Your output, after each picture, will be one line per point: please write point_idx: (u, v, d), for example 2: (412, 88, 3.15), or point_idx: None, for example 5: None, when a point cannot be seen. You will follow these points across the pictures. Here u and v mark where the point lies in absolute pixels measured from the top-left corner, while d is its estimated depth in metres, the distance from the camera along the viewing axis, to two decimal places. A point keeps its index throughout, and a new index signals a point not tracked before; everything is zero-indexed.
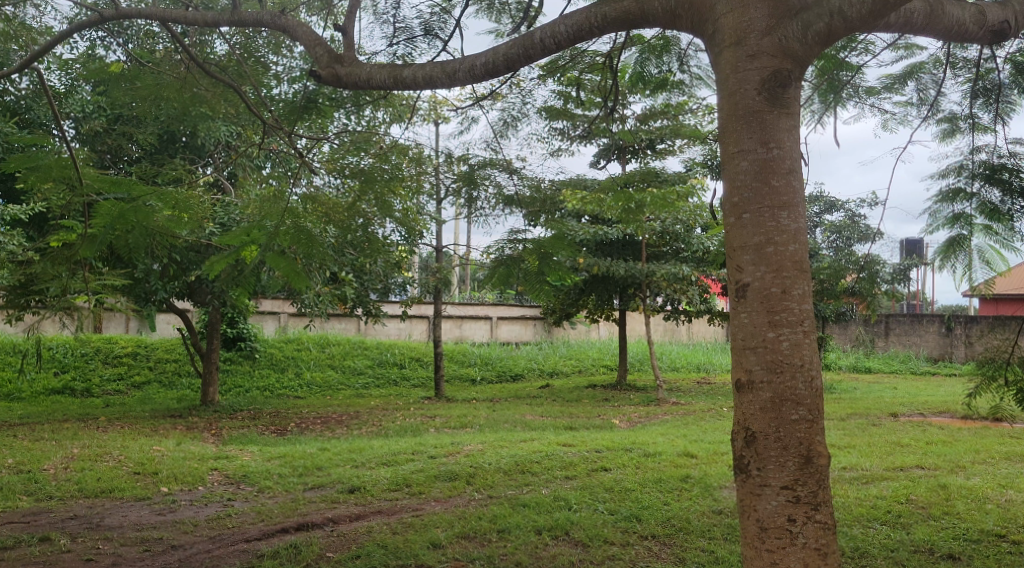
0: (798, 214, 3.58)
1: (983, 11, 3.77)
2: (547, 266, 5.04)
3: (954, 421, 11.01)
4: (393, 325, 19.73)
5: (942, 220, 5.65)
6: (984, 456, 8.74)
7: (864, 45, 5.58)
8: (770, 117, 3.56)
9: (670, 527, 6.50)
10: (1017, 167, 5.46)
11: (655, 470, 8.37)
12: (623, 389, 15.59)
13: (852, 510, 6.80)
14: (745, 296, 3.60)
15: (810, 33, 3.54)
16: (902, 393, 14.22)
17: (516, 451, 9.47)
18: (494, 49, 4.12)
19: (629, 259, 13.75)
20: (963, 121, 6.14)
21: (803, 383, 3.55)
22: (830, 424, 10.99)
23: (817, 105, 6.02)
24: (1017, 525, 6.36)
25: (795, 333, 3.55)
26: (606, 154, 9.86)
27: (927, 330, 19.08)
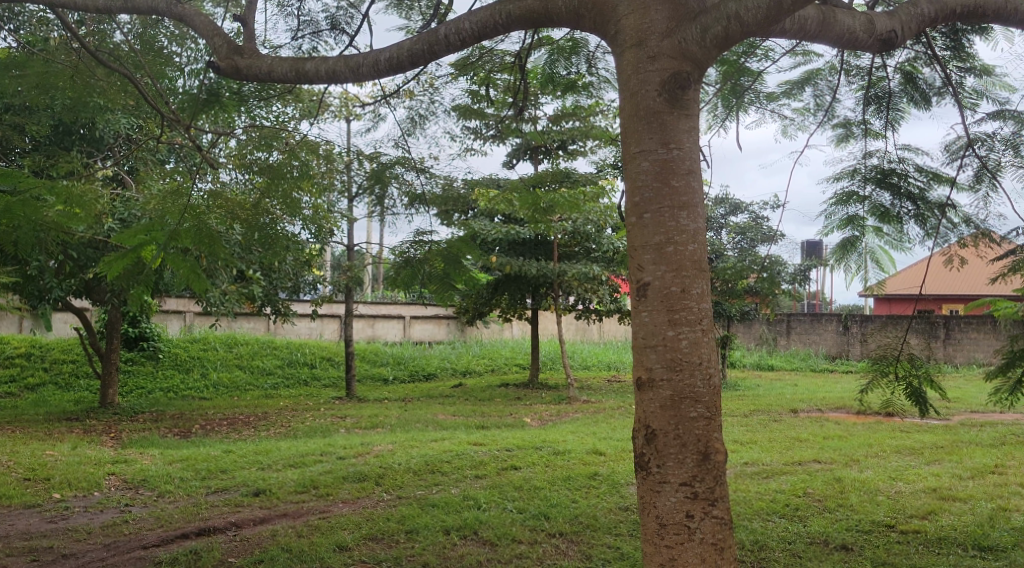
0: (696, 215, 3.65)
1: (872, 20, 3.89)
2: (454, 270, 5.08)
3: (849, 416, 11.44)
4: (304, 325, 19.39)
5: (837, 221, 5.86)
6: (876, 449, 9.10)
7: (763, 51, 5.73)
8: (670, 118, 3.62)
9: (578, 525, 6.56)
10: (907, 171, 5.67)
11: (564, 468, 8.44)
12: (536, 387, 15.70)
13: (752, 504, 6.99)
14: (646, 295, 3.65)
15: (708, 36, 3.56)
16: (801, 389, 14.71)
17: (426, 451, 9.41)
18: (398, 45, 4.10)
19: (541, 259, 13.85)
20: (857, 126, 6.39)
21: (701, 381, 3.62)
22: (734, 420, 11.28)
23: (720, 110, 6.19)
24: (905, 516, 6.65)
25: (693, 332, 3.62)
26: (517, 154, 9.90)
27: (826, 329, 19.81)
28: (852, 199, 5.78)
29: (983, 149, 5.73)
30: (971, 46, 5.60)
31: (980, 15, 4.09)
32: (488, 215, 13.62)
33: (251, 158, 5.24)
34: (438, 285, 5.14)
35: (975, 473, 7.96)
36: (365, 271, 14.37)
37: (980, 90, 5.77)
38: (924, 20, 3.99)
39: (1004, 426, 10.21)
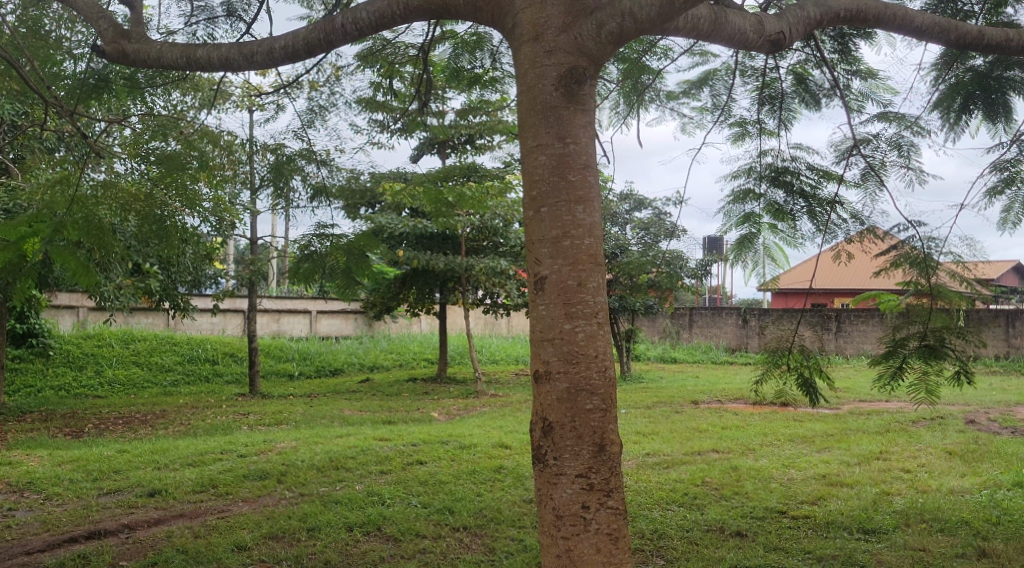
0: (593, 209, 3.69)
1: (762, 21, 4.01)
2: (357, 263, 4.99)
3: (747, 406, 11.81)
4: (205, 319, 18.86)
5: (734, 219, 6.05)
6: (770, 438, 9.42)
7: (662, 51, 5.85)
8: (567, 113, 3.65)
9: (482, 518, 6.57)
10: (799, 169, 5.87)
11: (470, 462, 8.45)
12: (444, 382, 15.66)
13: (653, 494, 7.13)
14: (543, 289, 3.68)
15: (603, 32, 3.63)
16: (702, 381, 15.11)
17: (330, 447, 9.28)
18: (293, 33, 4.04)
19: (448, 253, 13.79)
20: (752, 125, 6.58)
21: (597, 373, 3.67)
22: (637, 412, 11.49)
23: (622, 107, 6.29)
24: (796, 502, 6.90)
25: (589, 325, 3.66)
26: (423, 148, 9.84)
27: (727, 322, 20.38)
28: (748, 197, 5.96)
29: (869, 149, 5.98)
30: (857, 50, 5.84)
31: (863, 19, 4.25)
32: (396, 209, 13.51)
33: (148, 148, 5.08)
34: (342, 280, 5.05)
35: (862, 460, 8.32)
36: (269, 265, 14.04)
37: (866, 93, 6.03)
38: (810, 22, 4.14)
39: (889, 414, 10.71)
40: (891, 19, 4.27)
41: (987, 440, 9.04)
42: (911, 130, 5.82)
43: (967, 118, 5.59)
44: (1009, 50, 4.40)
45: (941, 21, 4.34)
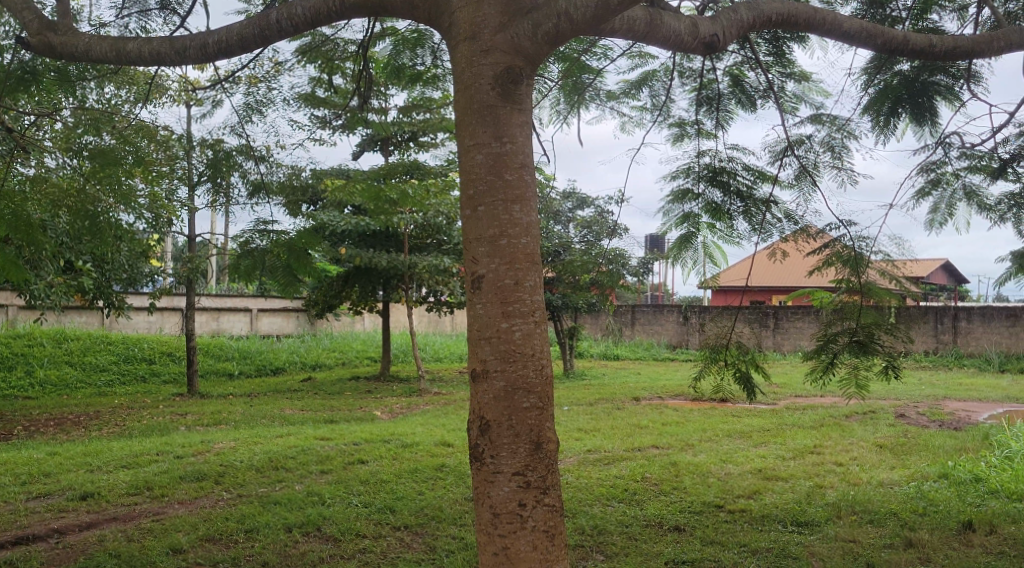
0: (530, 208, 3.71)
1: (696, 24, 4.08)
2: (298, 261, 4.96)
3: (686, 402, 11.98)
4: (141, 318, 18.45)
5: (674, 218, 6.11)
6: (709, 434, 9.58)
7: (601, 50, 5.89)
8: (503, 112, 3.66)
9: (423, 517, 6.55)
10: (735, 170, 5.96)
11: (412, 460, 8.42)
12: (386, 380, 15.58)
13: (593, 490, 7.19)
14: (480, 288, 3.69)
15: (539, 32, 3.65)
16: (644, 378, 15.29)
17: (270, 447, 9.16)
18: (227, 28, 3.98)
19: (391, 251, 13.69)
20: (690, 126, 6.67)
21: (534, 371, 3.68)
22: (579, 409, 11.58)
23: (562, 106, 6.31)
24: (733, 496, 7.02)
25: (526, 324, 3.68)
26: (365, 145, 9.76)
27: (668, 319, 20.64)
28: (687, 196, 6.04)
29: (802, 150, 6.10)
30: (791, 53, 5.97)
31: (793, 23, 4.35)
32: (338, 207, 13.39)
33: (80, 142, 4.93)
34: (283, 278, 5.00)
35: (796, 454, 8.51)
36: (207, 262, 13.78)
37: (799, 95, 6.16)
38: (743, 25, 4.21)
39: (824, 409, 10.97)
40: (820, 24, 4.37)
41: (916, 433, 9.31)
42: (842, 133, 5.96)
43: (896, 122, 5.74)
44: (934, 55, 4.50)
45: (869, 27, 4.44)
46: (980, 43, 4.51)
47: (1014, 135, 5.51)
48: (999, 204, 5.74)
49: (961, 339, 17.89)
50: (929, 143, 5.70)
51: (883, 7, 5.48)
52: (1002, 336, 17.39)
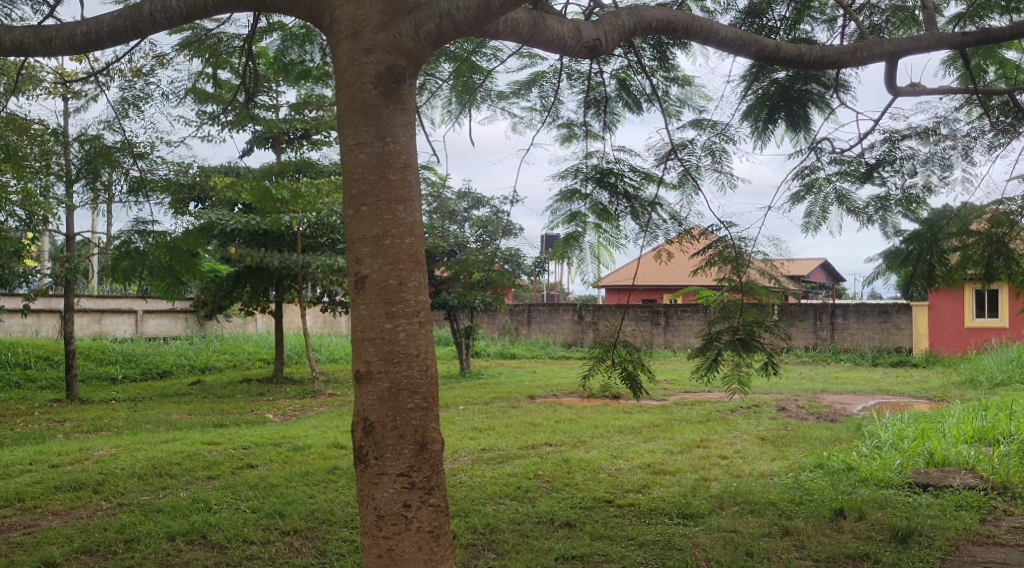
0: (413, 209, 3.70)
1: (579, 28, 4.15)
2: (179, 262, 4.80)
3: (580, 400, 12.16)
4: (16, 320, 17.50)
5: (562, 217, 6.14)
6: (601, 430, 9.76)
7: (491, 51, 5.90)
8: (386, 112, 3.64)
9: (313, 520, 6.45)
10: (622, 171, 6.08)
11: (303, 464, 8.27)
12: (280, 382, 15.26)
13: (486, 489, 7.23)
14: (364, 289, 3.65)
15: (421, 33, 3.65)
16: (539, 376, 15.46)
17: (153, 453, 8.84)
18: (97, 19, 3.84)
19: (284, 250, 13.33)
20: (578, 127, 6.77)
21: (418, 372, 3.67)
22: (475, 408, 11.60)
23: (453, 106, 6.29)
24: (623, 491, 7.17)
25: (410, 324, 3.66)
26: (256, 141, 9.52)
27: (564, 318, 20.94)
28: (575, 196, 6.09)
29: (686, 153, 6.27)
30: (674, 58, 6.14)
31: (672, 30, 4.47)
32: (228, 204, 13.03)
33: None
34: (164, 279, 4.82)
35: (684, 448, 8.74)
36: (88, 261, 13.19)
37: (683, 99, 6.34)
38: (624, 31, 4.31)
39: (710, 404, 11.31)
40: (698, 31, 4.51)
41: (796, 426, 9.69)
42: (723, 137, 6.16)
43: (774, 127, 5.97)
44: (804, 64, 4.67)
45: (744, 35, 4.59)
46: (845, 54, 4.68)
47: (880, 142, 5.81)
48: (866, 207, 6.03)
49: (838, 335, 18.71)
50: (803, 148, 5.96)
51: (760, 17, 5.69)
52: (875, 331, 18.31)
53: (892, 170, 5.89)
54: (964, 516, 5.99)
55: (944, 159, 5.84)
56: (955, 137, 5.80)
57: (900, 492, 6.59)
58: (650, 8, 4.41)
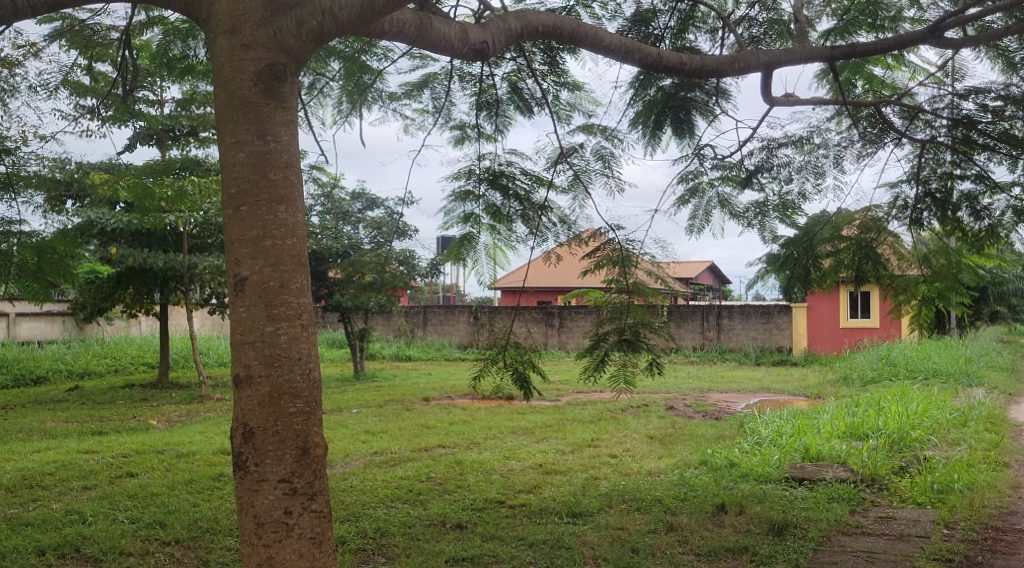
0: (296, 209, 3.63)
1: (466, 30, 4.15)
2: (49, 267, 4.57)
3: (474, 401, 12.19)
4: None
5: (455, 218, 6.10)
6: (495, 431, 9.81)
7: (382, 51, 5.85)
8: (266, 110, 3.56)
9: (196, 529, 6.23)
10: (514, 173, 6.12)
11: (187, 471, 8.01)
12: (164, 386, 14.73)
13: (377, 493, 7.16)
14: (244, 290, 3.56)
15: (303, 30, 3.58)
16: (435, 377, 15.44)
17: (24, 463, 8.38)
18: None
19: (169, 251, 12.80)
20: (471, 129, 6.78)
21: (300, 375, 3.60)
22: (368, 411, 11.47)
23: (344, 106, 6.19)
24: (514, 491, 7.22)
25: (292, 327, 3.59)
26: (138, 137, 9.15)
27: (459, 320, 20.95)
28: (468, 198, 6.06)
29: (576, 157, 6.35)
30: (564, 63, 6.23)
31: (558, 36, 4.53)
32: (108, 203, 12.50)
33: None
34: (31, 283, 4.58)
35: (575, 448, 8.87)
36: None
37: (573, 103, 6.43)
38: (511, 35, 4.35)
39: (601, 403, 11.52)
40: (583, 38, 4.57)
41: (682, 424, 9.96)
42: (612, 141, 6.27)
43: (660, 134, 6.12)
44: (685, 72, 4.80)
45: (628, 43, 4.68)
46: (722, 64, 4.83)
47: (758, 149, 6.03)
48: (747, 212, 6.25)
49: (724, 335, 19.29)
50: (687, 154, 6.12)
51: (646, 25, 5.79)
52: (758, 331, 19.01)
53: (770, 176, 6.14)
54: (836, 508, 6.27)
55: (817, 167, 6.12)
56: (827, 146, 6.08)
57: (777, 486, 6.86)
58: (536, 13, 4.46)
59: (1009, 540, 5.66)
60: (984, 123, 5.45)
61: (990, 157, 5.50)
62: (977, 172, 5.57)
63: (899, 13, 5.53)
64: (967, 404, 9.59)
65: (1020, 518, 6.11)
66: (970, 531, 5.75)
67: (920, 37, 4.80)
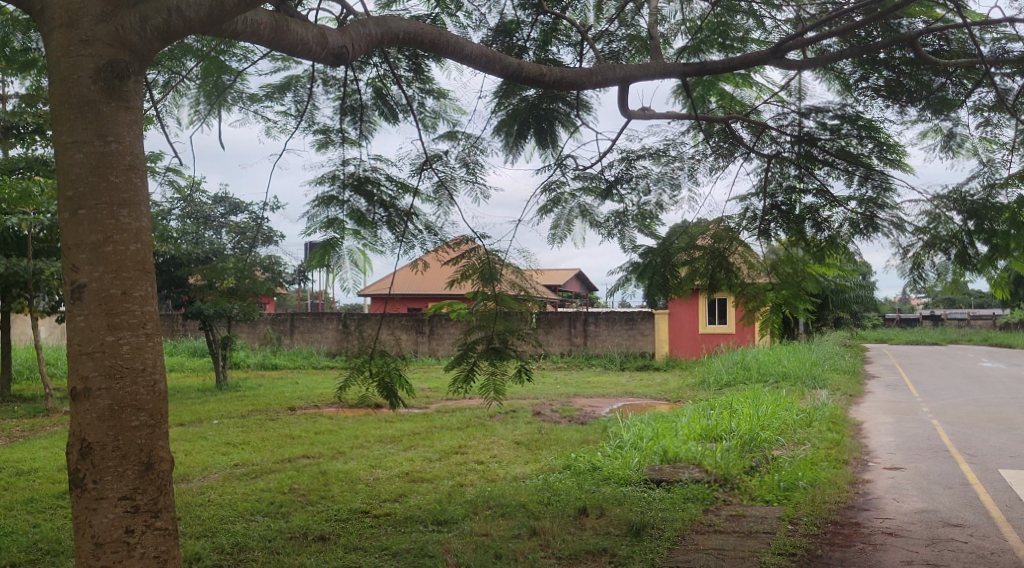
0: (140, 213, 3.47)
1: (324, 34, 4.10)
2: None
3: (341, 410, 11.99)
4: None
5: (318, 223, 5.91)
6: (361, 440, 9.67)
7: (240, 52, 5.67)
8: (107, 109, 3.40)
9: (36, 552, 5.84)
10: (379, 180, 6.06)
11: (27, 490, 7.51)
12: (6, 400, 13.77)
13: (235, 506, 6.94)
14: (82, 298, 3.37)
15: (147, 27, 3.44)
16: (301, 386, 15.10)
17: None
18: None
19: (12, 255, 11.98)
20: (335, 133, 6.67)
21: (144, 388, 3.43)
22: (230, 421, 11.09)
23: (202, 106, 5.96)
24: (380, 501, 7.13)
25: (136, 336, 3.43)
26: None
27: (328, 328, 20.59)
28: (332, 202, 5.89)
29: (440, 164, 6.33)
30: (429, 70, 6.21)
31: (419, 43, 4.51)
32: None
33: None
34: None
35: (441, 455, 8.85)
36: None
37: (438, 111, 6.43)
38: (371, 41, 4.31)
39: (470, 410, 11.56)
40: (445, 45, 4.57)
41: (549, 429, 10.12)
42: (475, 150, 6.31)
43: (522, 143, 6.18)
44: (545, 84, 4.87)
45: (488, 53, 4.73)
46: (582, 76, 4.93)
47: (618, 161, 6.21)
48: (607, 221, 6.40)
49: (590, 341, 19.68)
50: (550, 164, 6.24)
51: (510, 36, 5.86)
52: (622, 337, 19.52)
53: (629, 187, 6.33)
54: (691, 507, 6.51)
55: (673, 179, 6.36)
56: (682, 159, 6.32)
57: (637, 487, 7.05)
58: (398, 20, 4.45)
59: (846, 533, 6.03)
60: (823, 140, 5.77)
61: (830, 172, 5.85)
62: (818, 186, 5.93)
63: (747, 34, 5.79)
64: (812, 405, 10.15)
65: (856, 512, 6.52)
66: (811, 527, 6.09)
67: (764, 57, 5.03)
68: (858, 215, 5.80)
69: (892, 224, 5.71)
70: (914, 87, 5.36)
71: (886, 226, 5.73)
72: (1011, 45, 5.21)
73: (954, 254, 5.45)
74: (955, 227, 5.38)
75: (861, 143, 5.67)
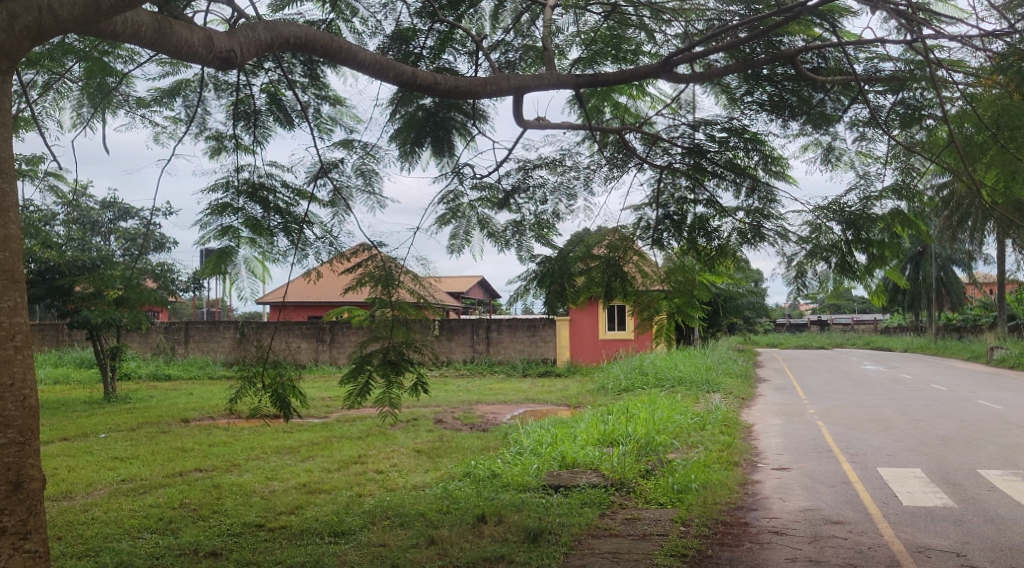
0: (7, 220, 3.34)
1: (211, 36, 3.98)
2: None
3: (237, 421, 11.70)
4: None
5: (212, 231, 5.70)
6: (257, 452, 9.46)
7: (126, 53, 5.45)
8: None
9: None
10: (275, 186, 5.99)
11: None
12: None
13: (122, 524, 6.67)
14: None
15: (16, 25, 3.28)
16: (196, 397, 14.66)
17: None
18: None
19: None
20: (228, 140, 6.51)
21: (13, 403, 3.27)
22: (118, 435, 10.67)
23: (85, 109, 5.73)
24: (275, 513, 6.98)
25: (3, 349, 3.26)
26: None
27: (225, 337, 20.07)
28: (226, 209, 5.72)
29: (335, 172, 6.25)
30: (325, 76, 6.13)
31: (309, 48, 4.44)
32: None
33: None
34: None
35: (340, 465, 8.73)
36: None
37: (334, 118, 6.34)
38: (260, 45, 4.22)
39: (370, 419, 11.45)
40: (337, 50, 4.50)
41: (450, 437, 10.10)
42: (371, 158, 6.25)
43: (419, 151, 6.17)
44: (439, 92, 4.87)
45: (382, 60, 4.68)
46: (477, 85, 4.95)
47: (515, 170, 6.26)
48: (505, 231, 6.43)
49: (493, 348, 19.74)
50: (447, 173, 6.23)
51: (406, 43, 5.87)
52: (524, 344, 19.66)
53: (526, 197, 6.39)
54: (588, 512, 6.60)
55: (569, 189, 6.44)
56: (578, 169, 6.41)
57: (535, 493, 7.10)
58: (288, 24, 4.36)
59: (735, 533, 6.21)
60: (712, 152, 5.94)
61: (718, 184, 6.05)
62: (707, 196, 6.12)
63: (639, 47, 5.91)
64: (706, 409, 10.44)
65: (746, 512, 6.74)
66: (702, 527, 6.25)
67: (652, 70, 5.13)
68: (746, 225, 6.01)
69: (778, 234, 5.95)
70: (796, 102, 5.59)
71: (771, 235, 5.96)
72: (883, 64, 5.45)
73: (835, 263, 5.70)
74: (835, 237, 5.64)
75: (748, 155, 5.85)
